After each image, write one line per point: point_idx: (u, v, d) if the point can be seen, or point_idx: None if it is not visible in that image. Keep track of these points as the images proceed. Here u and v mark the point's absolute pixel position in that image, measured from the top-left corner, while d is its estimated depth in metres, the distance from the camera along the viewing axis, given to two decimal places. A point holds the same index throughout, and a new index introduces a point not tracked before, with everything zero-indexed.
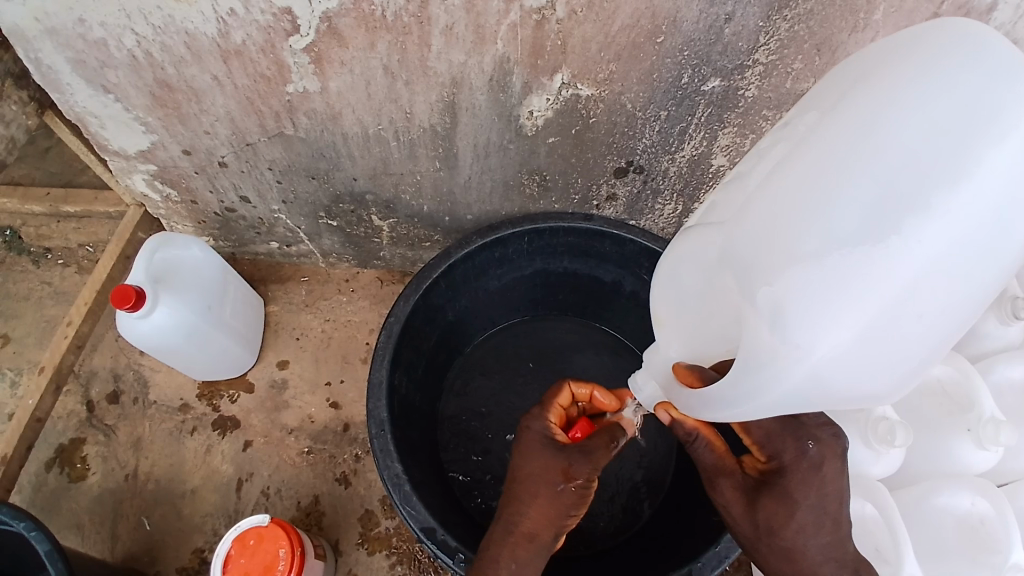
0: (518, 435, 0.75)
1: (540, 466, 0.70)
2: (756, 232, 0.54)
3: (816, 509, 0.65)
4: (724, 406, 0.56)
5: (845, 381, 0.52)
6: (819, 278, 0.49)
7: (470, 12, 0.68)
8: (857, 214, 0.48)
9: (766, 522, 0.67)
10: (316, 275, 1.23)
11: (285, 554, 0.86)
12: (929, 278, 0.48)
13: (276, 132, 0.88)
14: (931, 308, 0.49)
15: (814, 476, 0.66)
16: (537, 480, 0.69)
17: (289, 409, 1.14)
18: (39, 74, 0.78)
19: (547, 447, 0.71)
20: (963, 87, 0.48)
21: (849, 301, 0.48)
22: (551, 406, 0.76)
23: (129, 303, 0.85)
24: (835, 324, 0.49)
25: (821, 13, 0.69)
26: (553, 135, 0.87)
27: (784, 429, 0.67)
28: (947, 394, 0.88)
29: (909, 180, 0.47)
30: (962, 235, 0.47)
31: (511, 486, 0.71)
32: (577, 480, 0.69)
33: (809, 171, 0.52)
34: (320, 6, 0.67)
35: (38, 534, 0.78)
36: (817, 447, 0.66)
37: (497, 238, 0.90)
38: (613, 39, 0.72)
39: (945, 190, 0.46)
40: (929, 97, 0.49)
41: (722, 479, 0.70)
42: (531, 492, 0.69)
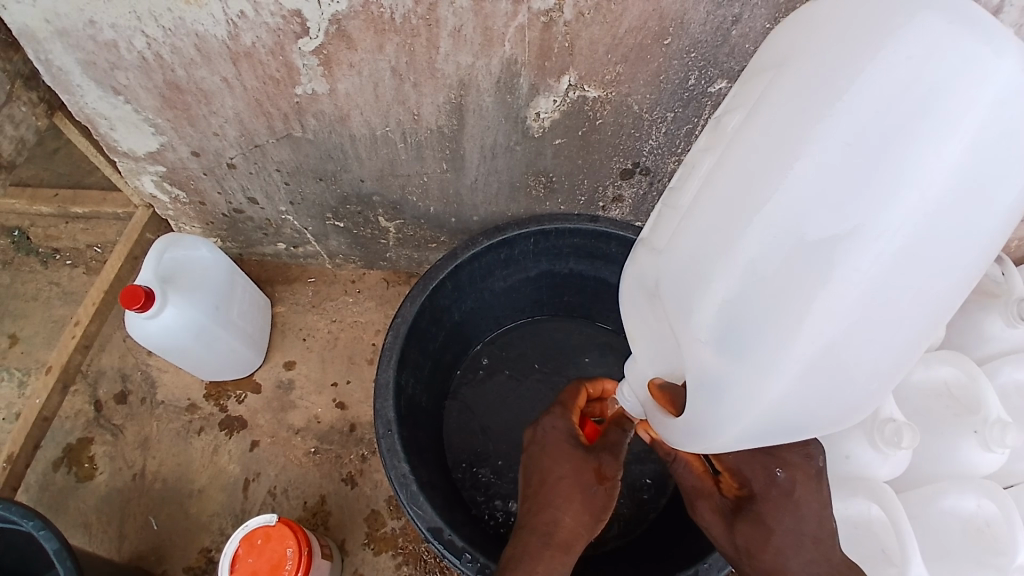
0: (540, 433, 0.75)
1: (576, 468, 0.71)
2: (695, 258, 0.54)
3: (794, 533, 0.66)
4: (693, 435, 0.57)
5: (805, 402, 0.53)
6: (760, 301, 0.50)
7: (479, 14, 0.69)
8: (790, 236, 0.49)
9: (745, 544, 0.68)
10: (323, 276, 1.24)
11: (292, 553, 0.86)
12: (885, 288, 0.48)
13: (285, 134, 0.88)
14: (889, 316, 0.49)
15: (787, 501, 0.67)
16: (572, 483, 0.71)
17: (296, 409, 1.14)
18: (50, 76, 0.79)
19: (578, 448, 0.73)
20: (889, 89, 0.47)
21: (793, 322, 0.50)
22: (573, 407, 0.76)
23: (137, 303, 0.86)
24: (778, 350, 0.50)
25: None
26: (559, 136, 0.87)
27: (754, 457, 0.69)
28: (953, 396, 0.90)
29: (836, 194, 0.47)
30: (901, 245, 0.47)
31: (540, 491, 0.72)
32: (609, 479, 0.72)
33: (740, 193, 0.52)
34: (329, 8, 0.68)
35: (46, 532, 0.79)
36: (786, 473, 0.68)
37: (503, 239, 0.91)
38: (620, 41, 0.72)
39: (875, 210, 0.47)
40: (852, 108, 0.48)
41: (700, 500, 0.72)
42: (565, 496, 0.71)
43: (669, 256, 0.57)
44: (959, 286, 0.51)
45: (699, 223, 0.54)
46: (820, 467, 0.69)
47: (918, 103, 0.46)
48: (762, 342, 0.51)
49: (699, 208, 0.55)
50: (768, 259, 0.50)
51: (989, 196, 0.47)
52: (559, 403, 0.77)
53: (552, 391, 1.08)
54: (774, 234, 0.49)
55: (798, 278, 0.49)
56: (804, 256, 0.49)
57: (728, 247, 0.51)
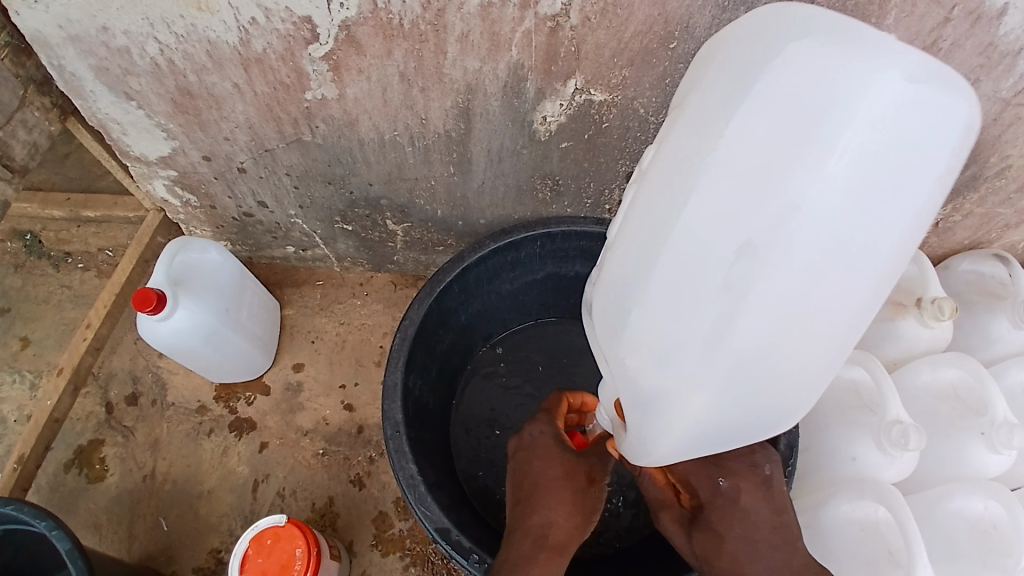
0: (528, 439, 0.76)
1: (568, 471, 0.73)
2: (619, 285, 0.57)
3: (745, 539, 0.68)
4: (644, 448, 0.61)
5: (733, 410, 0.56)
6: (676, 324, 0.53)
7: (486, 20, 0.69)
8: (696, 263, 0.51)
9: (701, 550, 0.70)
10: (331, 279, 1.25)
11: (301, 553, 0.87)
12: (791, 305, 0.50)
13: (294, 138, 0.89)
14: (799, 325, 0.51)
15: (733, 508, 0.70)
16: (563, 484, 0.72)
17: (305, 411, 1.15)
18: (63, 82, 0.80)
19: (568, 451, 0.74)
20: (774, 113, 0.48)
21: (705, 339, 0.52)
22: (557, 413, 0.78)
23: (149, 305, 0.87)
24: (696, 367, 0.53)
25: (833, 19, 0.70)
26: (566, 140, 0.88)
27: (700, 467, 0.73)
28: (960, 398, 0.90)
29: (735, 218, 0.49)
30: (800, 262, 0.49)
31: (533, 495, 0.72)
32: (599, 482, 0.73)
33: (652, 222, 0.54)
34: (339, 14, 0.69)
35: (59, 532, 0.80)
36: (729, 482, 0.71)
37: (510, 241, 0.92)
38: (626, 45, 0.73)
39: (769, 231, 0.48)
40: (742, 135, 0.49)
41: (664, 512, 0.75)
42: (557, 497, 0.71)
43: (600, 284, 0.60)
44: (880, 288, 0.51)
45: (625, 250, 0.57)
46: (766, 475, 0.72)
47: (810, 127, 0.47)
48: (683, 362, 0.54)
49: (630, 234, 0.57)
50: (679, 283, 0.52)
51: (893, 204, 0.47)
52: (546, 409, 0.79)
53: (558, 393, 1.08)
54: (682, 261, 0.52)
55: (715, 299, 0.51)
56: (714, 281, 0.51)
57: (644, 276, 0.54)
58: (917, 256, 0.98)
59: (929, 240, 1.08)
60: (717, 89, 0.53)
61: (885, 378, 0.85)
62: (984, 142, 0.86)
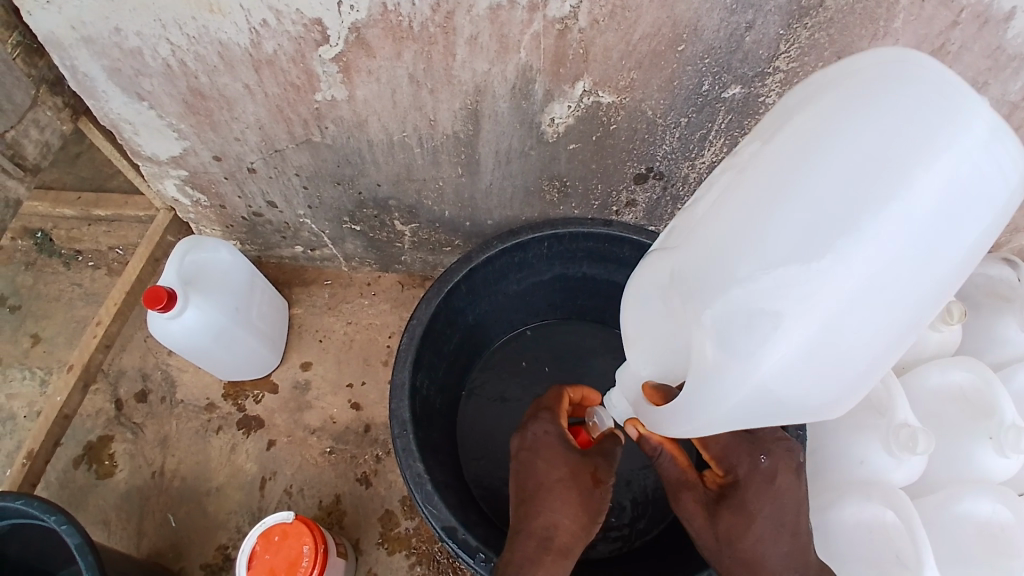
0: (530, 439, 0.76)
1: (574, 472, 0.73)
2: (703, 250, 0.57)
3: (773, 520, 0.69)
4: (679, 421, 0.61)
5: (789, 395, 0.55)
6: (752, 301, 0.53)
7: (494, 22, 0.70)
8: (791, 241, 0.51)
9: (726, 532, 0.69)
10: (339, 279, 1.26)
11: (308, 550, 0.87)
12: (864, 300, 0.50)
13: (304, 139, 0.90)
14: (863, 326, 0.51)
15: (767, 487, 0.70)
16: (568, 485, 0.72)
17: (312, 410, 1.16)
18: (76, 82, 0.81)
19: (573, 452, 0.74)
20: (894, 111, 0.49)
21: (786, 315, 0.51)
22: (561, 411, 0.78)
23: (160, 303, 0.88)
24: (768, 345, 0.53)
25: (842, 21, 0.70)
26: (573, 142, 0.88)
27: (740, 443, 0.72)
28: (968, 400, 0.90)
29: (837, 206, 0.49)
30: (885, 258, 0.49)
31: (539, 496, 0.72)
32: (605, 483, 0.73)
33: (748, 192, 0.55)
34: (349, 16, 0.70)
35: (69, 527, 0.80)
36: (769, 459, 0.71)
37: (517, 242, 0.92)
38: (634, 47, 0.73)
39: (864, 222, 0.49)
40: (859, 124, 0.50)
41: (685, 492, 0.72)
42: (562, 499, 0.71)
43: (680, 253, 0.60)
44: (910, 326, 0.53)
45: (717, 222, 0.57)
46: (802, 461, 0.72)
47: (928, 129, 0.48)
48: (752, 335, 0.53)
49: (688, 233, 0.61)
50: (767, 257, 0.52)
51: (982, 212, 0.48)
52: (548, 407, 0.78)
53: None
54: (779, 235, 0.52)
55: (802, 277, 0.50)
56: (800, 256, 0.50)
57: (734, 251, 0.54)
58: None
59: None
60: (841, 83, 0.53)
61: (892, 381, 0.84)
62: None
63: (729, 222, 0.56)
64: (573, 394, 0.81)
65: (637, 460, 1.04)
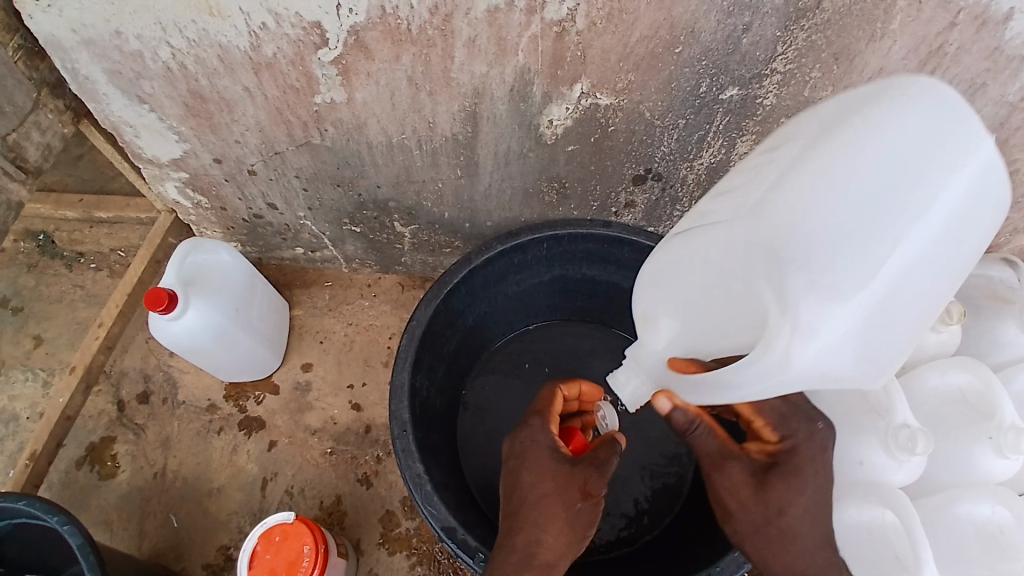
0: (518, 448, 0.75)
1: (561, 484, 0.72)
2: (751, 236, 0.59)
3: (820, 487, 0.69)
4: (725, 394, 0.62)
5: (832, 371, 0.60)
6: (812, 283, 0.55)
7: (492, 25, 0.70)
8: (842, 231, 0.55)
9: (776, 503, 0.68)
10: (339, 280, 1.26)
11: (309, 550, 0.88)
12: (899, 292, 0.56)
13: (303, 141, 0.90)
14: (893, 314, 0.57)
15: (820, 455, 0.70)
16: (553, 501, 0.71)
17: (313, 411, 1.16)
18: (76, 85, 0.82)
19: (562, 462, 0.73)
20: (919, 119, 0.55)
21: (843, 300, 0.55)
22: (551, 416, 0.77)
23: (161, 305, 0.88)
24: (825, 325, 0.56)
25: (839, 23, 0.70)
26: (572, 143, 0.88)
27: (795, 412, 0.71)
28: (968, 403, 0.90)
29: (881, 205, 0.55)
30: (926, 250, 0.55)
31: (523, 510, 0.72)
32: (592, 497, 0.73)
33: (797, 181, 0.57)
34: (348, 20, 0.70)
35: (70, 527, 0.81)
36: (825, 427, 0.71)
37: (516, 244, 0.92)
38: (632, 49, 0.73)
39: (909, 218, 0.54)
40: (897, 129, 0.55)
41: (729, 463, 0.70)
42: (546, 515, 0.71)
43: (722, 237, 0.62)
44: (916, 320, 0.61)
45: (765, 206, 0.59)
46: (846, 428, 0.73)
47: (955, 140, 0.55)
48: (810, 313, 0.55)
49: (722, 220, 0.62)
50: (828, 243, 0.55)
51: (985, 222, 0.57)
52: (538, 411, 0.78)
53: None
54: (834, 225, 0.55)
55: (855, 265, 0.55)
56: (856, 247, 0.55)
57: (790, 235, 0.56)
58: None
59: None
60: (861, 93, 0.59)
61: (892, 384, 0.85)
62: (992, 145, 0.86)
63: (761, 214, 0.58)
64: (568, 392, 0.83)
65: (636, 461, 1.04)
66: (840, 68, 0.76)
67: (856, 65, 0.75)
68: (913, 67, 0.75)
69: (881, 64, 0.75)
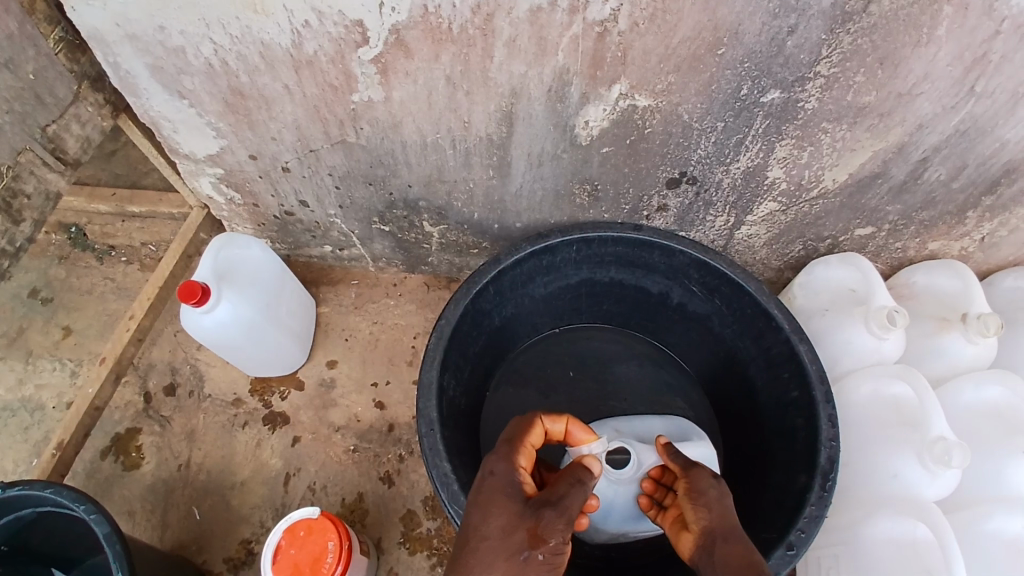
0: (481, 481, 0.67)
1: (506, 522, 0.61)
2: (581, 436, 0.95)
3: None
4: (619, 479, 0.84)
5: None
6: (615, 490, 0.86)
7: (535, 25, 0.70)
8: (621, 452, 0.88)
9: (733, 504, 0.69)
10: (365, 279, 1.27)
11: (334, 546, 0.88)
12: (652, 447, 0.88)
13: (339, 139, 0.91)
14: None
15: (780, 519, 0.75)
16: (497, 542, 0.59)
17: (337, 407, 1.17)
18: (118, 79, 0.83)
19: (517, 499, 0.63)
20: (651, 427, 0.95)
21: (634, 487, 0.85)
22: (522, 449, 0.70)
23: (194, 298, 0.90)
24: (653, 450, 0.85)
25: (885, 28, 0.69)
26: (607, 145, 0.88)
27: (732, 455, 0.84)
28: (1003, 418, 0.90)
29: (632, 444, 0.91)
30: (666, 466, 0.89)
31: (465, 547, 0.60)
32: (546, 543, 0.59)
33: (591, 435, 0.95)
34: (390, 18, 0.71)
35: (98, 517, 0.80)
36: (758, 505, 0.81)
37: (546, 246, 0.93)
38: (673, 51, 0.73)
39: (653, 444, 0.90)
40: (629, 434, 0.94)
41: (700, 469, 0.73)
42: (484, 558, 0.58)
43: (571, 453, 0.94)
44: None
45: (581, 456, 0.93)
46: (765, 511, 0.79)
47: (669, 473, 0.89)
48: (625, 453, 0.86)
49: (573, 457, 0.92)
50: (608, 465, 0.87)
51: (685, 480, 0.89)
52: (508, 441, 0.71)
53: (589, 399, 1.08)
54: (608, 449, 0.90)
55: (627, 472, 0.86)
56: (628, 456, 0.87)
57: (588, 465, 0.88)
58: (961, 270, 0.99)
59: (973, 256, 1.06)
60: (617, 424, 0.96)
61: (930, 396, 0.84)
62: None
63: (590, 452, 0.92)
64: (551, 426, 0.76)
65: None
66: (883, 74, 0.75)
67: (901, 70, 0.74)
68: (958, 75, 0.74)
69: (925, 70, 0.74)
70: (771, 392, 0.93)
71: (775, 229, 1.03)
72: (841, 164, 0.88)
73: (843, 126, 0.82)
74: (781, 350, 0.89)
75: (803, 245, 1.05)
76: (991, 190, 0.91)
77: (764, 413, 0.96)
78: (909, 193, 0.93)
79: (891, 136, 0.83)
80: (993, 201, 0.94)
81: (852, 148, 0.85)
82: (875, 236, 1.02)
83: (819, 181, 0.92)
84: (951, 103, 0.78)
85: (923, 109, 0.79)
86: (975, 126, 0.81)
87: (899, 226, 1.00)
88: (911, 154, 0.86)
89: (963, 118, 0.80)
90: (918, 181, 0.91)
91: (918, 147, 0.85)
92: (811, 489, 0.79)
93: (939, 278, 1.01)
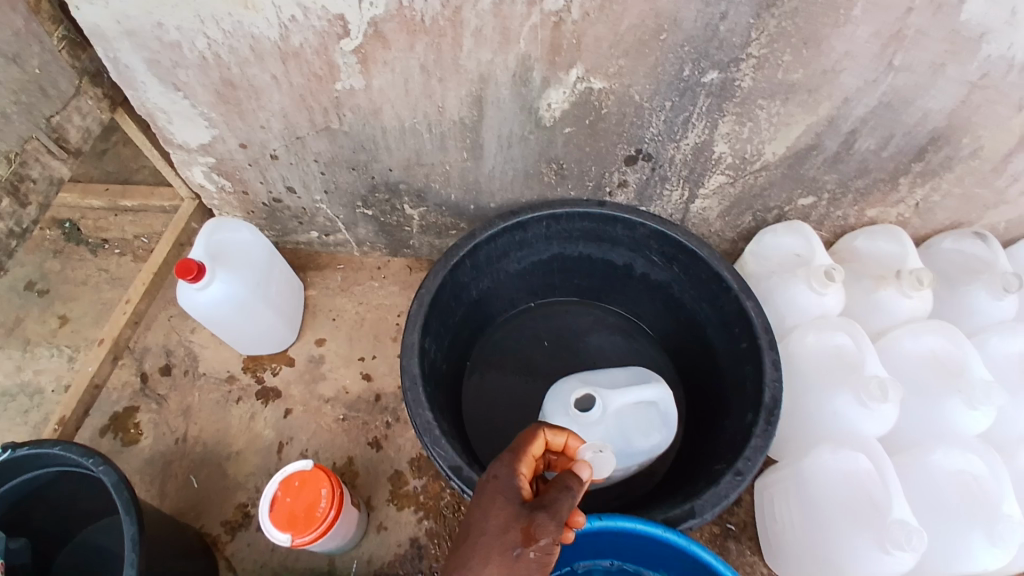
0: (483, 483, 0.69)
1: (501, 524, 0.64)
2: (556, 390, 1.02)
3: None
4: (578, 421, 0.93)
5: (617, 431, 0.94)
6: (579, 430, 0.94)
7: (498, 16, 0.79)
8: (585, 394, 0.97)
9: None
10: (350, 263, 1.34)
11: (327, 493, 0.95)
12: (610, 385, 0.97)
13: (323, 126, 0.99)
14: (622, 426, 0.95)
15: None
16: (491, 543, 0.63)
17: (326, 381, 1.24)
18: (117, 73, 0.90)
19: (514, 502, 0.65)
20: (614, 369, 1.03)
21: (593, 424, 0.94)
22: (523, 456, 0.69)
23: (190, 274, 0.97)
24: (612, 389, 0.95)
25: (806, 11, 0.79)
26: (569, 126, 0.97)
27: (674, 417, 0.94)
28: (941, 363, 0.99)
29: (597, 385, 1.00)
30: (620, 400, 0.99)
31: (465, 545, 0.65)
32: (536, 543, 0.61)
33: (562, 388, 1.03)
34: (369, 12, 0.79)
35: (105, 466, 0.86)
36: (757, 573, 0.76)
37: (517, 221, 1.01)
38: (622, 37, 0.82)
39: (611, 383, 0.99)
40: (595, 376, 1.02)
41: None
42: (481, 556, 0.63)
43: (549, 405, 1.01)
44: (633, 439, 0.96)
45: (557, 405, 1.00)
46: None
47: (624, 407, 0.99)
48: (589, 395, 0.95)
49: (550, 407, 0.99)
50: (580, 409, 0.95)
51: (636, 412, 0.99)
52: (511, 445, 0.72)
53: (562, 365, 1.16)
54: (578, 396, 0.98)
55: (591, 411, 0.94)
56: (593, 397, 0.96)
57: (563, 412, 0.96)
58: (899, 235, 1.09)
59: (910, 222, 1.17)
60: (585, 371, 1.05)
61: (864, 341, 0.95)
62: (952, 125, 0.95)
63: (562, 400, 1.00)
64: (552, 437, 0.72)
65: None
66: (809, 53, 0.84)
67: (824, 49, 0.84)
68: (876, 51, 0.84)
69: (846, 48, 0.84)
70: (725, 348, 1.02)
71: (726, 202, 1.12)
72: (780, 137, 0.98)
73: (778, 102, 0.92)
74: (732, 307, 0.98)
75: (753, 216, 1.15)
76: (919, 157, 1.02)
77: (719, 366, 1.05)
78: (844, 163, 1.03)
79: (822, 110, 0.93)
80: (921, 168, 1.04)
81: (788, 123, 0.95)
82: (817, 205, 1.12)
83: (761, 154, 1.01)
84: (873, 77, 0.88)
85: (849, 84, 0.89)
86: (896, 97, 0.91)
87: (838, 195, 1.10)
88: (841, 126, 0.96)
89: (885, 90, 0.90)
90: (851, 152, 1.00)
91: (847, 120, 0.94)
92: (757, 423, 0.88)
93: (880, 244, 1.12)
